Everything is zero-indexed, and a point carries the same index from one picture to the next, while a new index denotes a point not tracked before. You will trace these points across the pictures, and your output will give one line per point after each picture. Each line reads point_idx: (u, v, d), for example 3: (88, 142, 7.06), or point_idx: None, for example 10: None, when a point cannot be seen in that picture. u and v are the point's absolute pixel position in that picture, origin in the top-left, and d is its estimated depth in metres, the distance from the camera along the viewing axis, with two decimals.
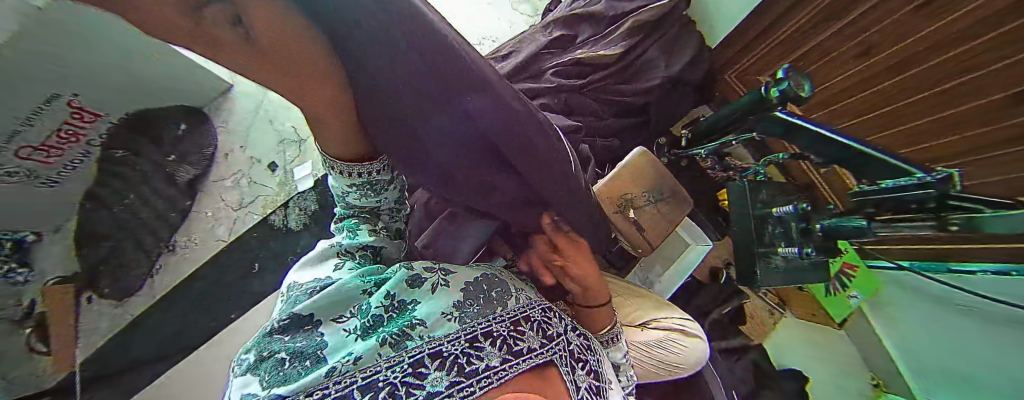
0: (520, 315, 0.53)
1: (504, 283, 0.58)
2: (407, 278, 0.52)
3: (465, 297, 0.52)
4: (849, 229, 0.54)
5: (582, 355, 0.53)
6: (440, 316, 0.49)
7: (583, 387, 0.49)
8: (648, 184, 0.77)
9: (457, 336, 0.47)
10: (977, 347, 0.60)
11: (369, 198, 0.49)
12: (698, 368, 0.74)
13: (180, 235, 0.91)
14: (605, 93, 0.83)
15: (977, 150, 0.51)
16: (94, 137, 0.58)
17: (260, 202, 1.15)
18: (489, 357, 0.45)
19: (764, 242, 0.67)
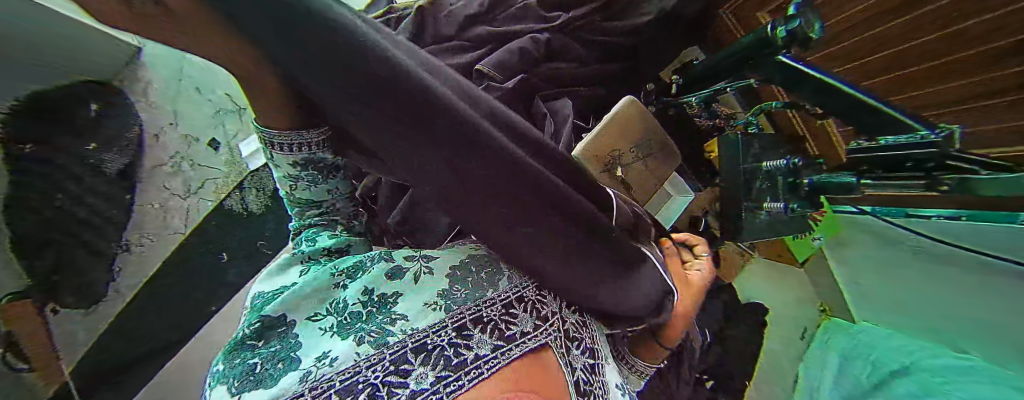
0: (513, 294, 0.44)
1: (492, 259, 0.48)
2: (387, 270, 0.43)
3: (454, 283, 0.43)
4: (834, 186, 0.51)
5: (578, 332, 0.46)
6: (423, 307, 0.40)
7: (580, 368, 0.42)
8: (636, 137, 0.68)
9: (444, 324, 0.38)
10: (942, 285, 0.63)
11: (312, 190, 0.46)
12: None
13: (130, 233, 0.78)
14: (591, 32, 0.70)
15: (964, 99, 0.54)
16: None
17: (210, 186, 1.05)
18: (479, 345, 0.37)
19: (749, 195, 0.65)
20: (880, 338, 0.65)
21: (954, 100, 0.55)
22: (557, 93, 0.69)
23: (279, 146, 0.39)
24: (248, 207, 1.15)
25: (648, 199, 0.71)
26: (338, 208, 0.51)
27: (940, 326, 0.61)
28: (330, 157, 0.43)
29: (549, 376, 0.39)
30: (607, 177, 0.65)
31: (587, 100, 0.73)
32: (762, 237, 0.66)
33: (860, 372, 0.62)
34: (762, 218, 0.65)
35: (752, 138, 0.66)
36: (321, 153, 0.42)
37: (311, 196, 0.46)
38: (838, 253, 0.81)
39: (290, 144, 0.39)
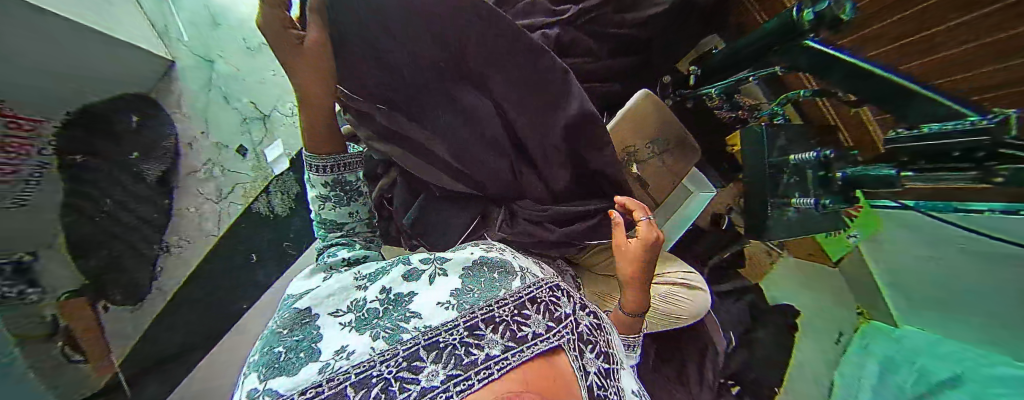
0: (525, 296, 0.42)
1: (506, 262, 0.47)
2: (404, 272, 0.44)
3: (466, 284, 0.43)
4: (870, 179, 0.47)
5: (591, 335, 0.44)
6: (435, 306, 0.39)
7: (592, 371, 0.41)
8: (650, 132, 0.65)
9: (456, 323, 0.37)
10: (982, 285, 0.54)
11: (338, 208, 0.57)
12: (698, 318, 0.71)
13: (169, 234, 0.86)
14: (603, 25, 0.67)
15: (1012, 81, 0.45)
16: (43, 148, 0.56)
17: (240, 190, 1.05)
18: (490, 345, 0.35)
19: (776, 190, 0.61)
20: (925, 345, 0.60)
21: (1003, 84, 0.47)
22: None
23: (318, 165, 0.53)
24: (275, 211, 1.08)
25: (665, 197, 0.68)
26: (357, 229, 0.58)
27: (983, 328, 0.54)
28: (354, 180, 0.57)
29: (560, 380, 0.36)
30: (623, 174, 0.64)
31: (601, 96, 0.71)
32: (791, 235, 0.62)
33: (906, 382, 0.58)
34: (791, 215, 0.61)
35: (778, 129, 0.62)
36: (348, 174, 0.56)
37: (336, 213, 0.56)
38: (878, 255, 0.70)
39: (325, 164, 0.54)
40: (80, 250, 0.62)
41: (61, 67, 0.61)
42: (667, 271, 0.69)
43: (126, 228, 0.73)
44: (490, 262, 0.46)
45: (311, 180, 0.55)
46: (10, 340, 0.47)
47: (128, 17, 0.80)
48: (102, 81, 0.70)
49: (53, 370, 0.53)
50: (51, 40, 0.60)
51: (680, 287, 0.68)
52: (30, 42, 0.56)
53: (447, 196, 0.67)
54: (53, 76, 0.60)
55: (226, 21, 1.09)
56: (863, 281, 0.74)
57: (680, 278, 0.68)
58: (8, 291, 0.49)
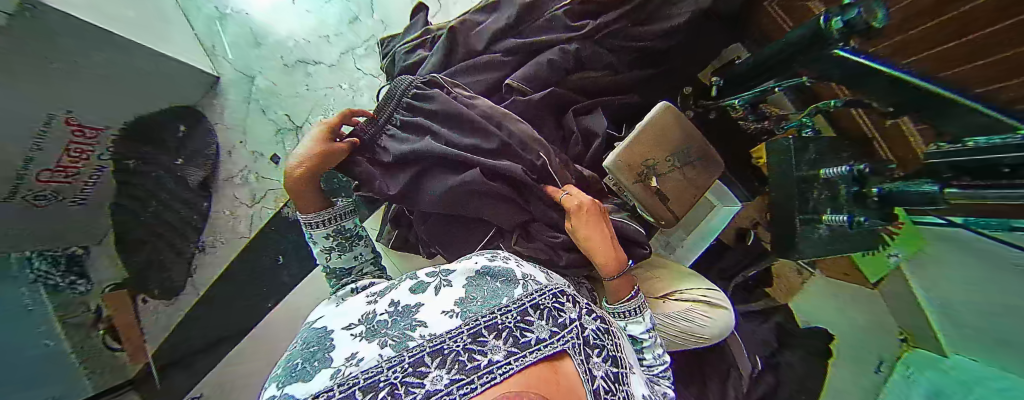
0: (528, 302, 0.40)
1: (510, 268, 0.46)
2: (413, 286, 0.45)
3: (470, 293, 0.42)
4: (914, 196, 0.43)
5: (599, 339, 0.42)
6: (440, 315, 0.39)
7: (600, 376, 0.39)
8: (673, 145, 0.62)
9: (460, 330, 0.36)
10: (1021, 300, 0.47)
11: (343, 255, 0.60)
12: (721, 338, 0.67)
13: (207, 234, 0.91)
14: (622, 37, 0.67)
15: None
16: (101, 153, 0.63)
17: (273, 195, 1.01)
18: (493, 351, 0.34)
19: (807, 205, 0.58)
20: (973, 374, 0.53)
21: None
22: (591, 104, 0.68)
23: (314, 223, 0.58)
24: None
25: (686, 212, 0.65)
26: (366, 268, 0.62)
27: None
28: (352, 226, 0.62)
29: (567, 386, 0.35)
30: (641, 189, 0.61)
31: (621, 107, 0.70)
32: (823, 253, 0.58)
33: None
34: (823, 232, 0.57)
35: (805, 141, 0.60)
36: (342, 223, 0.60)
37: (341, 260, 0.60)
38: (920, 277, 0.64)
39: (317, 221, 0.58)
40: None
41: (124, 82, 0.69)
42: (690, 287, 0.66)
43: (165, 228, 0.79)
44: (493, 271, 0.45)
45: (311, 239, 0.59)
46: (56, 325, 0.52)
47: (184, 37, 0.88)
48: (160, 96, 0.79)
49: (95, 355, 0.58)
50: (123, 62, 0.68)
51: (703, 304, 0.65)
52: (98, 58, 0.63)
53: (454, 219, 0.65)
54: (120, 91, 0.68)
55: (266, 38, 1.02)
56: (906, 302, 0.68)
57: (703, 294, 0.65)
58: (63, 281, 0.56)
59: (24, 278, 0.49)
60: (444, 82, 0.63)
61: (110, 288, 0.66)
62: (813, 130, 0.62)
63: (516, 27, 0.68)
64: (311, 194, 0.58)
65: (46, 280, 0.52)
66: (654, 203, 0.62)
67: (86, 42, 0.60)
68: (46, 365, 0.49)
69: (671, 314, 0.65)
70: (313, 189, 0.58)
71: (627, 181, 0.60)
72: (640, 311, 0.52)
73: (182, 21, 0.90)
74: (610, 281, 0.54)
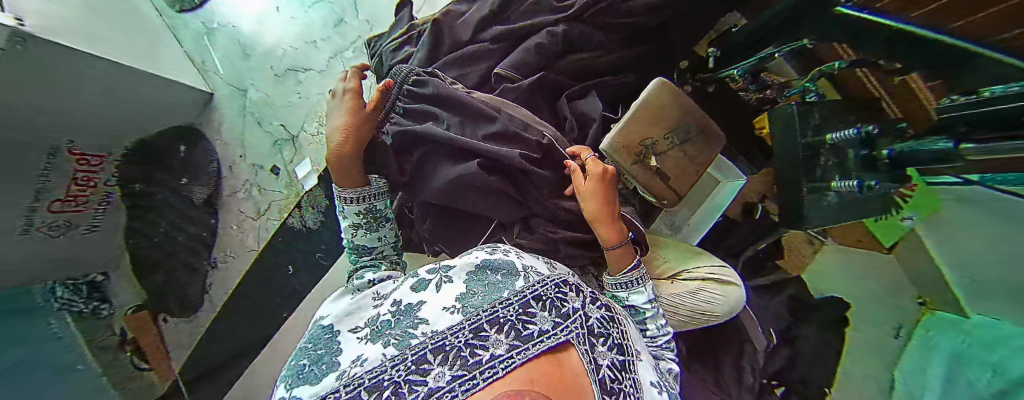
0: (529, 294, 0.40)
1: (510, 262, 0.46)
2: (413, 282, 0.45)
3: (471, 288, 0.42)
4: (926, 155, 0.42)
5: (603, 329, 0.42)
6: (441, 311, 0.39)
7: (606, 364, 0.38)
8: (672, 122, 0.61)
9: (461, 327, 0.37)
10: None
11: (371, 234, 0.62)
12: (733, 314, 0.66)
13: (217, 252, 0.92)
14: (611, 15, 0.64)
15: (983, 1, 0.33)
16: (107, 179, 0.63)
17: (276, 207, 1.02)
18: (495, 345, 0.35)
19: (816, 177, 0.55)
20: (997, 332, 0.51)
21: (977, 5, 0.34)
22: (584, 88, 0.66)
23: (349, 198, 0.60)
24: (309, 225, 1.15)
25: (689, 189, 0.63)
26: (386, 252, 0.63)
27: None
28: (382, 207, 0.63)
29: (572, 376, 0.34)
30: (640, 170, 0.60)
31: (616, 88, 0.68)
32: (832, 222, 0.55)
33: (976, 378, 0.49)
34: (834, 199, 0.54)
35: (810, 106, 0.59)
36: (375, 203, 0.62)
37: (366, 238, 0.61)
38: (942, 242, 0.61)
39: (352, 196, 0.60)
40: (140, 269, 0.69)
41: (122, 108, 0.69)
42: (697, 265, 0.66)
43: (178, 248, 0.80)
44: (492, 264, 0.45)
45: (343, 212, 0.61)
46: (84, 351, 0.53)
47: (176, 57, 0.88)
48: (159, 118, 0.80)
49: (126, 376, 0.60)
50: (117, 88, 0.69)
51: (713, 282, 0.64)
52: (91, 86, 0.63)
53: (455, 221, 0.66)
54: (120, 116, 0.69)
55: (255, 50, 1.02)
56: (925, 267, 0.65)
57: (712, 271, 0.64)
58: (86, 307, 0.56)
59: (52, 307, 0.50)
60: (445, 76, 0.63)
61: (132, 309, 0.67)
62: (817, 93, 0.60)
63: (500, 13, 0.66)
64: (347, 167, 0.59)
65: (70, 307, 0.53)
66: (660, 181, 0.61)
67: (80, 72, 0.60)
68: (79, 389, 0.50)
69: (679, 294, 0.64)
70: (356, 166, 0.60)
71: (627, 164, 0.59)
72: (642, 281, 0.54)
73: (171, 38, 0.90)
74: (611, 249, 0.55)
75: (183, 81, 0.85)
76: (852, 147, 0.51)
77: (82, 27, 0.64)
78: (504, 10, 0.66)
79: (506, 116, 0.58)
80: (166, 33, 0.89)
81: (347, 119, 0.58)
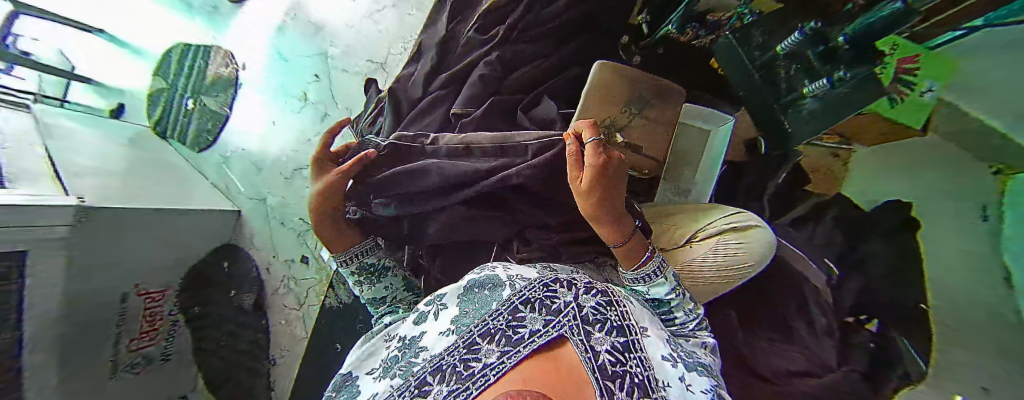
0: (518, 299, 0.41)
1: (496, 274, 0.47)
2: (413, 317, 0.48)
3: (464, 308, 0.44)
4: (881, 23, 0.39)
5: (600, 314, 0.39)
6: (439, 335, 0.42)
7: (606, 350, 0.36)
8: (625, 97, 0.62)
9: (456, 346, 0.38)
10: None
11: (376, 284, 0.68)
12: (770, 261, 0.59)
13: (275, 350, 1.01)
14: (536, 25, 0.69)
15: None
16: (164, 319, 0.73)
17: (313, 293, 1.04)
18: (487, 355, 0.35)
19: (784, 95, 0.56)
20: None
21: None
22: (537, 95, 0.69)
23: (348, 260, 0.66)
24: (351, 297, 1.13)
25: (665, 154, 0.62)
26: (394, 295, 0.68)
27: None
28: (376, 261, 0.67)
29: (568, 368, 0.33)
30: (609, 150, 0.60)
31: (564, 87, 0.71)
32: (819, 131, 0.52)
33: None
34: (811, 106, 0.53)
35: (749, 29, 0.59)
36: (366, 258, 0.67)
37: (372, 291, 0.68)
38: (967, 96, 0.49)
39: (346, 259, 0.66)
40: None
41: (169, 251, 0.84)
42: (711, 221, 0.59)
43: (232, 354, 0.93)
44: (478, 282, 0.47)
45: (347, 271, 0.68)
46: None
47: (204, 191, 1.02)
48: (196, 245, 0.93)
49: None
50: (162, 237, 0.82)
51: (735, 233, 0.57)
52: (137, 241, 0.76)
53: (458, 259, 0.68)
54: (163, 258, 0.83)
55: (264, 161, 1.10)
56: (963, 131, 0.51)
57: (728, 222, 0.58)
58: None
59: None
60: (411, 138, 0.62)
61: None
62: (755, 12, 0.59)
63: (440, 64, 0.75)
64: (337, 237, 0.65)
65: None
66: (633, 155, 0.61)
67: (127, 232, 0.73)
68: None
69: (702, 258, 0.59)
70: (344, 231, 0.66)
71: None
72: (660, 272, 0.49)
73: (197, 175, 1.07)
74: (618, 247, 0.49)
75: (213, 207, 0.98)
76: (805, 47, 0.51)
77: (123, 188, 0.78)
78: (446, 57, 0.75)
79: (479, 152, 0.57)
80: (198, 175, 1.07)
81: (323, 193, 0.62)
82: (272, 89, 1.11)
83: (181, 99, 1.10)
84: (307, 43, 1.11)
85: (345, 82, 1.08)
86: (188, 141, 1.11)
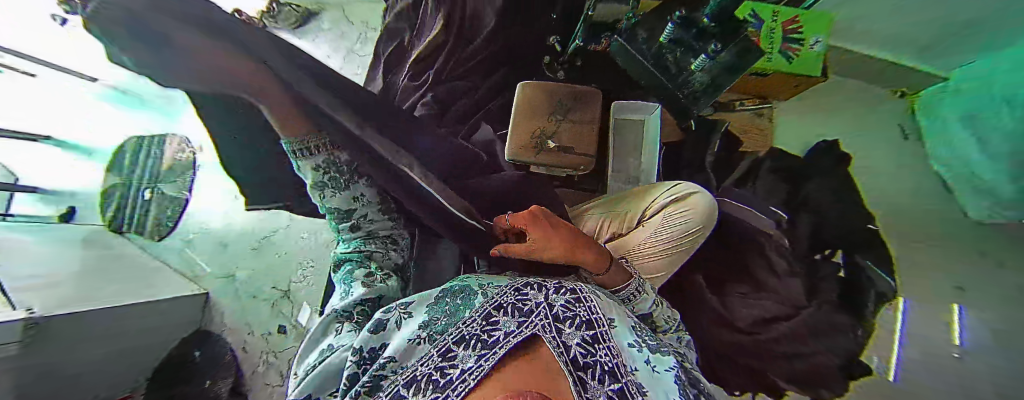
0: (490, 305, 0.40)
1: (466, 286, 0.46)
2: (373, 325, 0.42)
3: (433, 315, 0.42)
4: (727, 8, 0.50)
5: (569, 311, 0.38)
6: (408, 345, 0.39)
7: (578, 343, 0.34)
8: (550, 107, 0.67)
9: (430, 356, 0.36)
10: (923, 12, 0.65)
11: (342, 195, 0.50)
12: (715, 223, 0.62)
13: None
14: (461, 63, 0.77)
15: None
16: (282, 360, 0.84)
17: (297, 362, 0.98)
18: (463, 360, 0.33)
19: (676, 75, 0.66)
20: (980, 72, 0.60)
21: None
22: (474, 122, 0.74)
23: (302, 150, 0.46)
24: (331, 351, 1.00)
25: (597, 149, 0.66)
26: (364, 220, 0.53)
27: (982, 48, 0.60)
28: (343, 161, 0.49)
29: (544, 365, 0.32)
30: (545, 156, 0.64)
31: (501, 109, 0.77)
32: (720, 90, 0.63)
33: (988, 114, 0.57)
34: (700, 77, 0.64)
35: (635, 29, 0.66)
36: (332, 154, 0.48)
37: (337, 201, 0.50)
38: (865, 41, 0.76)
39: (302, 149, 0.46)
40: None
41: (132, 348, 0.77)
42: (657, 196, 0.62)
43: None
44: (450, 291, 0.45)
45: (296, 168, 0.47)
46: None
47: (169, 280, 0.98)
48: (169, 336, 0.88)
49: None
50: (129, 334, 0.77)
51: (677, 204, 0.60)
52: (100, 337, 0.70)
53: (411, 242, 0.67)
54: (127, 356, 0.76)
55: (231, 237, 1.10)
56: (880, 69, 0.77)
57: (671, 194, 0.61)
58: None
59: None
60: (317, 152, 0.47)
61: None
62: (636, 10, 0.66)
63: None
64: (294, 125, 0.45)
65: None
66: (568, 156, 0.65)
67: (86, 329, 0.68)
68: None
69: (652, 235, 0.60)
70: (296, 111, 0.45)
71: (527, 159, 0.64)
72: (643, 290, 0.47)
73: (159, 266, 1.02)
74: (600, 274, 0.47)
75: (176, 293, 0.93)
76: (681, 32, 0.61)
77: (76, 292, 0.74)
78: None
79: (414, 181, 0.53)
80: (156, 264, 1.03)
81: (260, 80, 0.42)
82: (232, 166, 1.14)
83: (137, 192, 1.08)
84: None
85: None
86: (146, 231, 1.08)
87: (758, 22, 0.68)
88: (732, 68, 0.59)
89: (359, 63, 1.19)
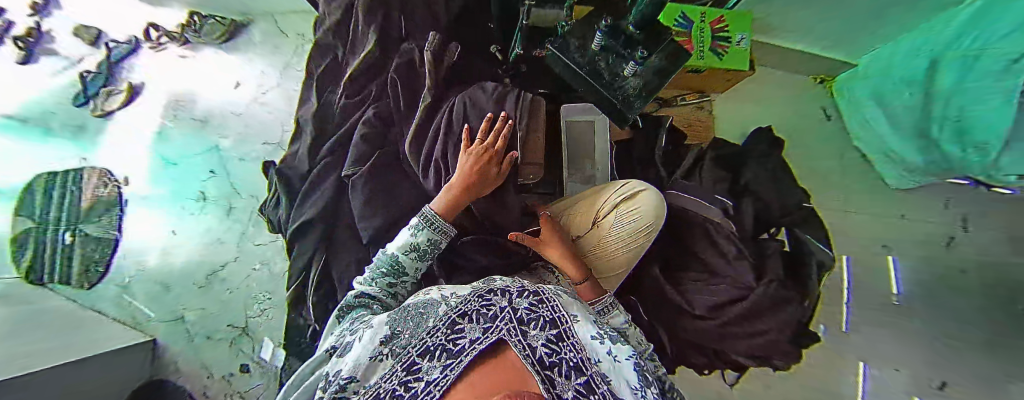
0: (454, 313, 0.38)
1: (426, 299, 0.44)
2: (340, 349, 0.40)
3: (396, 327, 0.40)
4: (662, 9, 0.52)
5: (534, 314, 0.37)
6: (370, 361, 0.37)
7: (543, 343, 0.34)
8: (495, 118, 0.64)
9: (393, 370, 0.35)
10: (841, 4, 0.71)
11: (410, 256, 0.54)
12: (665, 218, 0.63)
13: None
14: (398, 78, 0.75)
15: None
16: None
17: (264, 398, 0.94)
18: (430, 371, 0.33)
19: (611, 82, 0.67)
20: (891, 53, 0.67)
21: None
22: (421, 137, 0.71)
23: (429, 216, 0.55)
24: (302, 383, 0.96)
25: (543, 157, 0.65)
26: (402, 288, 0.55)
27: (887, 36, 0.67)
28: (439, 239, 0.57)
29: (509, 367, 0.32)
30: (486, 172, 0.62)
31: None
32: (653, 93, 0.65)
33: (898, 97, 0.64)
34: (633, 83, 0.66)
35: (567, 38, 0.68)
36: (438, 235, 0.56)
37: (408, 264, 0.54)
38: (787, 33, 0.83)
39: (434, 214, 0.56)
40: None
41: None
42: (606, 197, 0.64)
43: None
44: (413, 305, 0.43)
45: (416, 226, 0.55)
46: None
47: (111, 331, 0.90)
48: (122, 387, 0.81)
49: None
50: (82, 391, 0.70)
51: (625, 203, 0.62)
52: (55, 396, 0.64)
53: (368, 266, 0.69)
54: None
55: (172, 277, 1.00)
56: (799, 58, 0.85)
57: (618, 195, 0.63)
58: None
59: None
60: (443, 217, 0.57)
61: None
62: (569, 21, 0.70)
63: (320, 135, 0.77)
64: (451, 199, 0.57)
65: None
66: (517, 172, 0.64)
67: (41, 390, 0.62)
68: None
69: (606, 235, 0.64)
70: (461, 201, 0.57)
71: None
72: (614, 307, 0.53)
73: (95, 317, 0.92)
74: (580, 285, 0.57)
75: (122, 343, 0.85)
76: (608, 39, 0.64)
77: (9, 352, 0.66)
78: (324, 128, 0.77)
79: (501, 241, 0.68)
80: (90, 313, 0.93)
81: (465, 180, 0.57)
82: (167, 197, 1.04)
83: (53, 236, 0.91)
84: (194, 141, 1.09)
85: (244, 171, 1.09)
86: (73, 280, 0.94)
87: (688, 23, 0.71)
88: (660, 70, 0.64)
89: (296, 79, 1.16)
